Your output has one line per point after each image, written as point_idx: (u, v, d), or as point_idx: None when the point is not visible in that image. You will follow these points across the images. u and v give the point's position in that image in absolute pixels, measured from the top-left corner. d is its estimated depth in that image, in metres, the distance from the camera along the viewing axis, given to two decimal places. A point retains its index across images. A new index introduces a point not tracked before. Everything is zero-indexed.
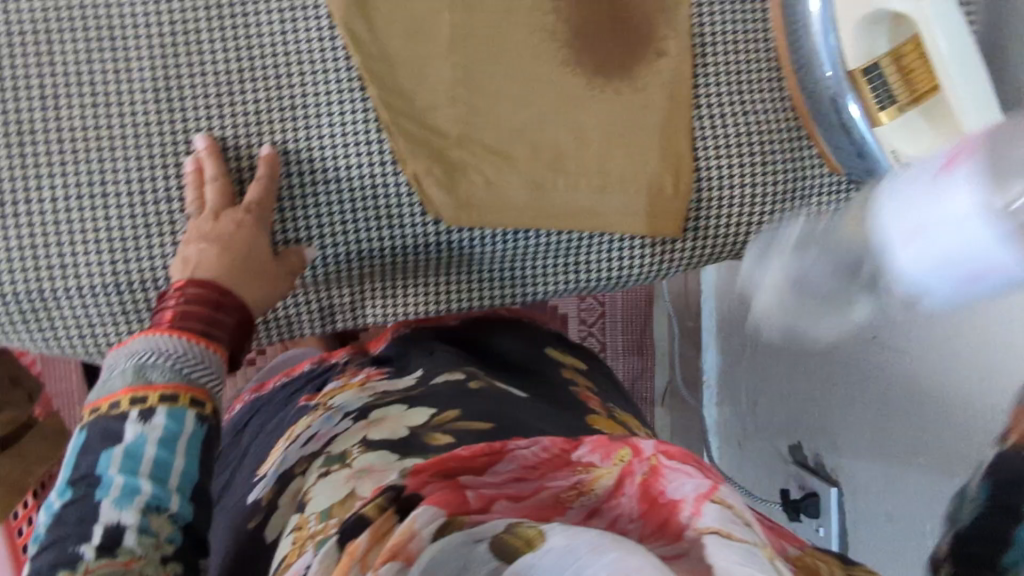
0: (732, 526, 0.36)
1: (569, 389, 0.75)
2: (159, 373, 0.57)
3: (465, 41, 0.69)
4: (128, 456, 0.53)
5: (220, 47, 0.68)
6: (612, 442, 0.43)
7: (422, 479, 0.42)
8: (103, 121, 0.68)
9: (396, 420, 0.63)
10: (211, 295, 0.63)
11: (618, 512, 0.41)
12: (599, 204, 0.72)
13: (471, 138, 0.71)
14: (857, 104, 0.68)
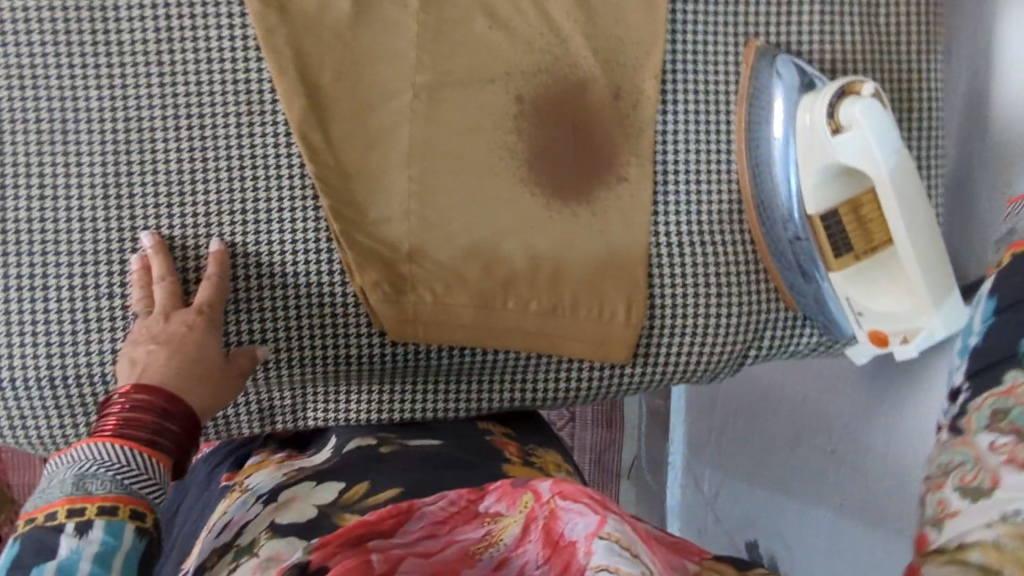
0: (619, 561, 0.38)
1: (486, 437, 0.72)
2: (100, 484, 0.52)
3: (424, 154, 0.69)
4: (60, 572, 0.48)
5: (175, 147, 0.67)
6: (516, 488, 0.45)
7: (330, 551, 0.41)
8: (50, 215, 0.66)
9: (305, 499, 0.59)
10: (159, 402, 0.57)
11: (524, 558, 0.43)
12: (549, 326, 0.71)
13: (422, 252, 0.69)
14: (811, 245, 0.71)
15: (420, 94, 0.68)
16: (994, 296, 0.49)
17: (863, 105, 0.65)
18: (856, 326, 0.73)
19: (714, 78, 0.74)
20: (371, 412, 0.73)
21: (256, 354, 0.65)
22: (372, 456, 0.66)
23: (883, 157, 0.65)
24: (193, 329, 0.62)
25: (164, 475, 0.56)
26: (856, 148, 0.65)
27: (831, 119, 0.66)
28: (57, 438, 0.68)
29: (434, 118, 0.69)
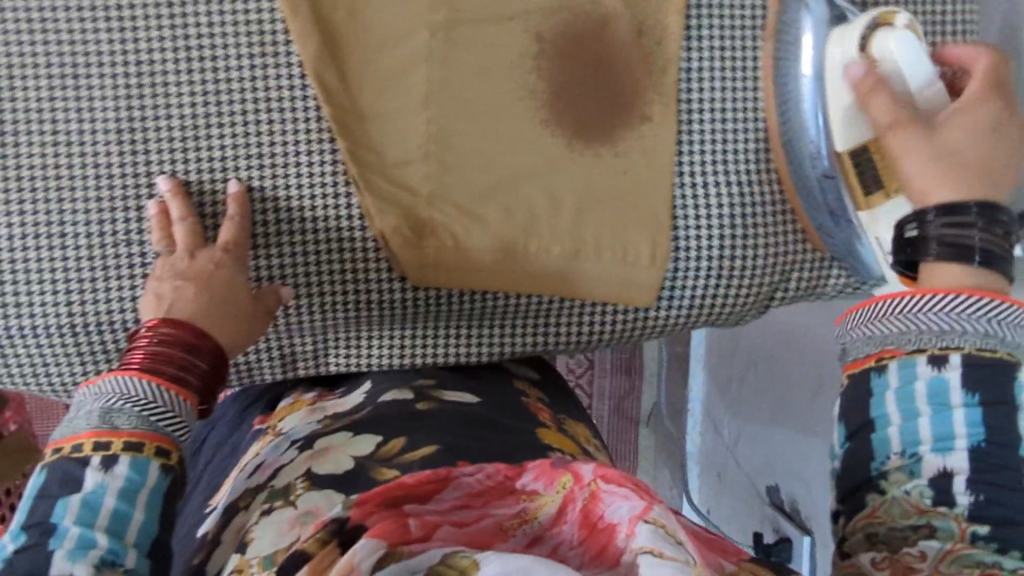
0: (662, 545, 0.39)
1: (519, 396, 0.72)
2: (127, 420, 0.51)
3: (442, 95, 0.67)
4: (85, 506, 0.48)
5: (188, 90, 0.66)
6: (555, 468, 0.44)
7: (368, 510, 0.43)
8: (63, 159, 0.65)
9: (340, 451, 0.59)
10: (187, 336, 0.57)
11: (559, 538, 0.44)
12: (571, 271, 0.70)
13: (441, 196, 0.68)
14: (839, 183, 0.67)
15: (438, 35, 0.66)
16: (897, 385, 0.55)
17: (896, 36, 0.60)
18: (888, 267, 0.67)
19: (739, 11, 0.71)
20: (393, 356, 0.73)
21: (281, 290, 0.64)
22: (404, 410, 0.65)
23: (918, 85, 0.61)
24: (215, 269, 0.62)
25: (192, 412, 0.54)
26: (888, 76, 0.61)
27: (864, 51, 0.62)
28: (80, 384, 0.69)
29: (453, 60, 0.67)
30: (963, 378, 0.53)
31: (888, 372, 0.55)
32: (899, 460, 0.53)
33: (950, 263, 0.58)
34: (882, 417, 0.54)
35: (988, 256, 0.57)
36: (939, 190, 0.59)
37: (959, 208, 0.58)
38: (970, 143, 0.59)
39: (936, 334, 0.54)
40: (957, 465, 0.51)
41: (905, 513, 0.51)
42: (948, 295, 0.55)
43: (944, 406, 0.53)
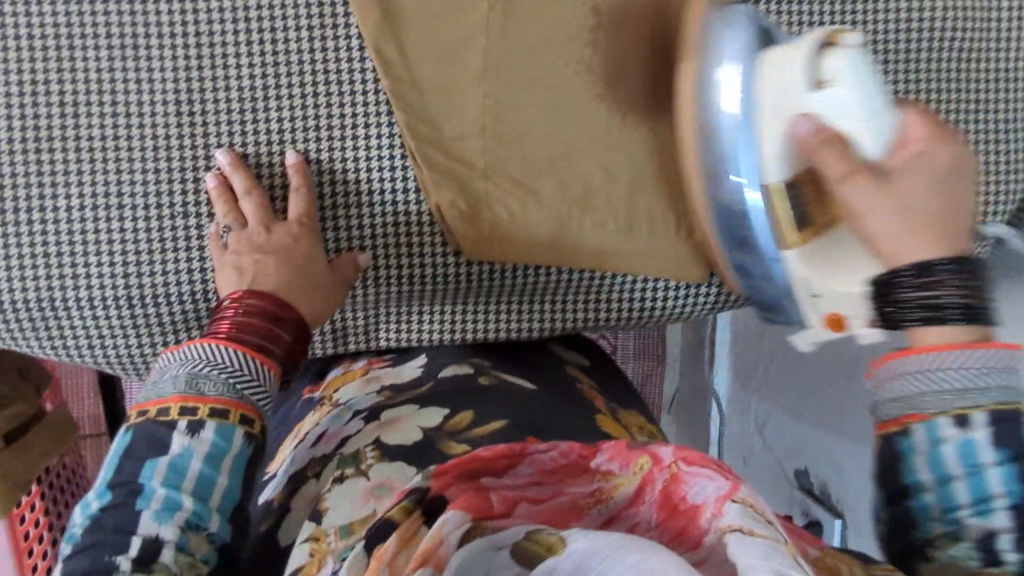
0: (753, 524, 0.37)
1: (575, 384, 0.72)
2: (213, 387, 0.53)
3: (498, 68, 0.66)
4: (172, 469, 0.50)
5: (247, 61, 0.66)
6: (632, 449, 0.43)
7: (447, 481, 0.42)
8: (122, 129, 0.66)
9: (407, 422, 0.58)
10: (270, 308, 0.59)
11: (638, 517, 0.43)
12: (624, 245, 0.70)
13: (496, 169, 0.68)
14: (766, 217, 0.60)
15: (496, 8, 0.65)
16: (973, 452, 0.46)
17: (845, 52, 0.52)
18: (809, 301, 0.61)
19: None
20: (444, 331, 0.74)
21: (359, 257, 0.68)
22: (460, 386, 0.65)
23: (863, 109, 0.49)
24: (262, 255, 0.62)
25: (274, 381, 0.57)
26: (828, 99, 0.51)
27: (808, 69, 0.52)
28: (137, 354, 0.70)
29: (511, 31, 0.65)
30: (992, 437, 0.46)
31: (914, 434, 0.48)
32: (944, 527, 0.46)
33: (930, 327, 0.49)
34: (944, 478, 0.47)
35: (973, 308, 0.48)
36: (914, 253, 0.50)
37: (920, 267, 0.49)
38: (925, 197, 0.50)
39: (965, 390, 0.47)
40: (1004, 526, 0.45)
41: None
42: (952, 352, 0.47)
43: (978, 466, 0.46)
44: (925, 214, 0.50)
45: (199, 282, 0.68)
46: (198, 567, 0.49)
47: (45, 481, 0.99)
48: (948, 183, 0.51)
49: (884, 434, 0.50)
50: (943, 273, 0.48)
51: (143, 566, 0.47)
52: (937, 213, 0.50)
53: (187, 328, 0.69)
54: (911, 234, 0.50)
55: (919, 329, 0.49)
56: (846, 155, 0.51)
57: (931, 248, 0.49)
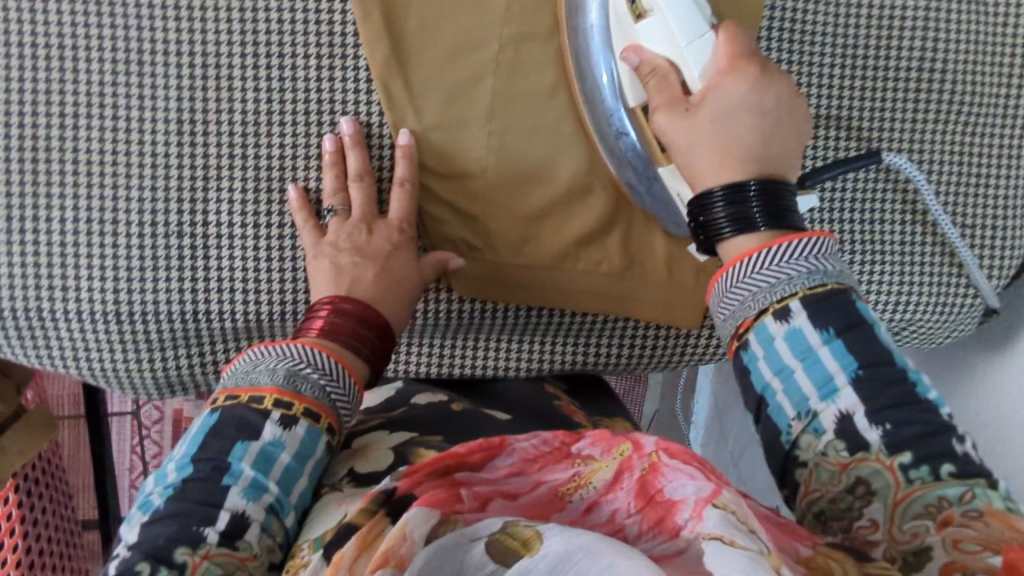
0: (735, 533, 0.34)
1: (553, 402, 0.72)
2: (310, 388, 0.53)
3: (505, 108, 0.66)
4: (262, 455, 0.49)
5: (252, 89, 0.66)
6: (614, 437, 0.42)
7: (416, 480, 0.41)
8: (121, 147, 0.65)
9: (378, 446, 0.57)
10: (354, 311, 0.60)
11: (615, 505, 0.41)
12: (620, 289, 0.71)
13: (497, 208, 0.68)
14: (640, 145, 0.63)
15: (508, 47, 0.65)
16: (806, 334, 0.47)
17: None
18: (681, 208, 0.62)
19: (813, 50, 0.70)
20: (435, 367, 0.74)
21: (449, 260, 0.67)
22: (447, 413, 0.65)
23: (685, 41, 0.56)
24: (335, 260, 0.63)
25: (359, 400, 0.57)
26: (653, 34, 0.57)
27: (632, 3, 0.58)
28: (120, 369, 0.70)
29: (520, 71, 0.66)
30: (812, 320, 0.47)
31: (751, 345, 0.49)
32: (800, 423, 0.46)
33: (741, 233, 0.51)
34: (785, 373, 0.47)
35: (774, 214, 0.51)
36: (712, 173, 0.53)
37: (732, 185, 0.52)
38: (729, 117, 0.54)
39: (774, 287, 0.48)
40: (850, 404, 0.45)
41: (834, 475, 0.44)
42: (755, 255, 0.50)
43: (808, 351, 0.47)
44: (733, 140, 0.53)
45: (188, 301, 0.68)
46: (275, 554, 0.47)
47: (19, 474, 1.00)
48: (756, 107, 0.54)
49: (731, 357, 0.51)
50: (754, 195, 0.51)
51: (228, 542, 0.45)
52: (747, 134, 0.53)
53: (175, 347, 0.70)
54: (716, 151, 0.53)
55: (730, 237, 0.52)
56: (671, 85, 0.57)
57: (732, 171, 0.53)
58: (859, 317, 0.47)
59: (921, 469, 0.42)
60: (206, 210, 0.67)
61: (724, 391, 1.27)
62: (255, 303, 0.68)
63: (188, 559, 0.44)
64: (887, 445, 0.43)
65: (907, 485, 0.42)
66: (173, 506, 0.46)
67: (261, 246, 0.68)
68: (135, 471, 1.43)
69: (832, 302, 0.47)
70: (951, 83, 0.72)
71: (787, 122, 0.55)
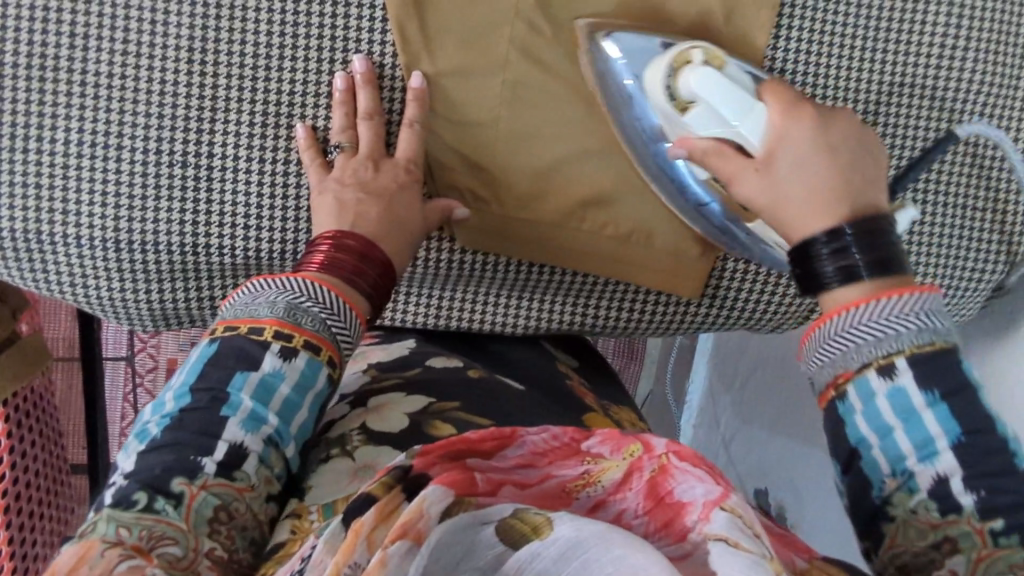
0: (739, 535, 0.34)
1: (565, 382, 0.72)
2: (310, 321, 0.53)
3: (523, 60, 0.65)
4: (262, 385, 0.49)
5: (265, 18, 0.64)
6: (625, 436, 0.41)
7: (430, 460, 0.39)
8: (130, 70, 0.64)
9: (394, 408, 0.57)
10: (356, 246, 0.59)
11: (623, 505, 0.40)
12: (622, 253, 0.71)
13: (506, 161, 0.67)
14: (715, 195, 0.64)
15: None
16: (915, 390, 0.45)
17: (696, 73, 0.59)
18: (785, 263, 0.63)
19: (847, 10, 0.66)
20: (433, 319, 0.75)
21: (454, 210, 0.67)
22: (461, 377, 0.65)
23: (732, 117, 0.57)
24: (340, 197, 0.62)
25: (360, 335, 0.57)
26: (702, 120, 0.59)
27: (672, 98, 0.60)
28: (117, 297, 0.69)
29: (539, 24, 0.64)
30: (918, 380, 0.45)
31: (849, 395, 0.47)
32: (894, 481, 0.44)
33: (847, 285, 0.50)
34: (882, 428, 0.45)
35: (879, 261, 0.50)
36: (814, 221, 0.53)
37: (831, 230, 0.52)
38: (800, 167, 0.55)
39: (880, 341, 0.46)
40: (950, 468, 0.43)
41: (920, 529, 0.43)
42: (857, 307, 0.48)
43: (911, 411, 0.45)
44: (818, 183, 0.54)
45: (191, 236, 0.67)
46: (272, 485, 0.48)
47: (10, 404, 1.00)
48: (833, 138, 0.56)
49: (825, 405, 0.49)
50: (853, 243, 0.51)
51: (226, 472, 0.45)
52: (830, 171, 0.54)
53: (173, 280, 0.69)
54: (810, 199, 0.54)
55: (834, 289, 0.51)
56: (732, 157, 0.57)
57: (824, 209, 0.53)
58: (963, 380, 0.45)
59: (1012, 536, 0.41)
60: (212, 142, 0.66)
61: (722, 373, 1.26)
62: (257, 241, 0.68)
63: (185, 489, 0.44)
64: (979, 509, 0.42)
65: (992, 545, 0.41)
66: (174, 438, 0.46)
67: (265, 182, 0.67)
68: (126, 417, 1.43)
69: (938, 361, 0.45)
70: (990, 51, 0.68)
71: (865, 147, 0.56)
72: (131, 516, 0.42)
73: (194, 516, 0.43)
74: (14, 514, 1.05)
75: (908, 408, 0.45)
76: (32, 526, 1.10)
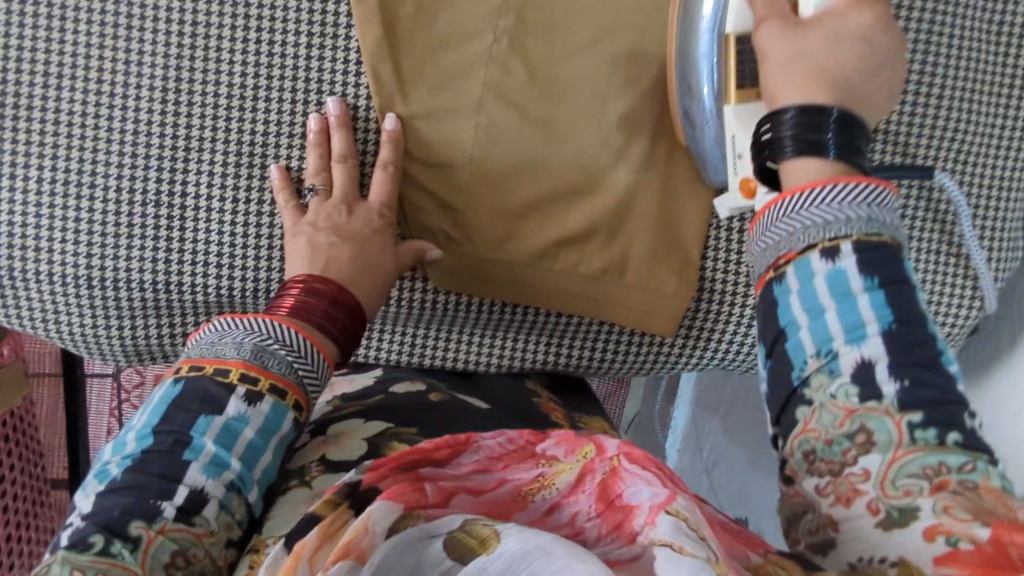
0: (684, 540, 0.34)
1: (534, 400, 0.72)
2: (277, 363, 0.53)
3: (497, 101, 0.65)
4: (226, 430, 0.49)
5: (241, 61, 0.65)
6: (578, 437, 0.42)
7: (381, 473, 0.40)
8: (104, 110, 0.65)
9: (354, 434, 0.56)
10: (327, 292, 0.59)
11: (576, 508, 0.41)
12: (596, 293, 0.70)
13: (480, 201, 0.67)
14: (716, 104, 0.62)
15: (502, 41, 0.65)
16: (856, 276, 0.43)
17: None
18: (732, 175, 0.62)
19: None
20: (405, 356, 0.75)
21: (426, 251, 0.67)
22: (428, 403, 0.64)
23: None
24: (313, 240, 0.62)
25: (329, 379, 0.57)
26: None
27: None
28: (90, 334, 0.69)
29: (512, 68, 0.65)
30: (860, 265, 0.43)
31: (787, 277, 0.45)
32: (817, 361, 0.43)
33: (807, 156, 0.48)
34: (814, 308, 0.43)
35: (850, 147, 0.48)
36: (790, 91, 0.51)
37: (811, 108, 0.49)
38: (834, 47, 0.51)
39: (828, 225, 0.44)
40: (875, 353, 0.41)
41: (835, 417, 0.41)
42: (816, 189, 0.45)
43: (847, 295, 0.43)
44: (826, 56, 0.50)
45: (162, 272, 0.67)
46: (233, 531, 0.47)
47: None
48: (868, 41, 0.52)
49: (762, 285, 0.47)
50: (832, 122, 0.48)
51: (185, 516, 0.45)
52: (847, 59, 0.51)
53: (145, 315, 0.69)
54: (807, 70, 0.50)
55: (793, 157, 0.48)
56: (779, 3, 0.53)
57: (814, 86, 0.50)
58: (904, 276, 0.44)
59: (929, 429, 0.39)
60: (184, 179, 0.66)
61: (704, 395, 1.27)
62: (230, 279, 0.68)
63: (143, 532, 0.43)
64: (900, 400, 0.40)
65: (909, 444, 0.39)
66: (130, 476, 0.46)
67: (239, 221, 0.67)
68: (111, 434, 1.43)
69: (882, 252, 0.43)
70: (962, 92, 0.70)
71: (888, 65, 0.52)
72: (87, 559, 0.41)
73: (150, 560, 0.42)
74: None
75: (841, 290, 0.43)
76: (12, 548, 1.10)
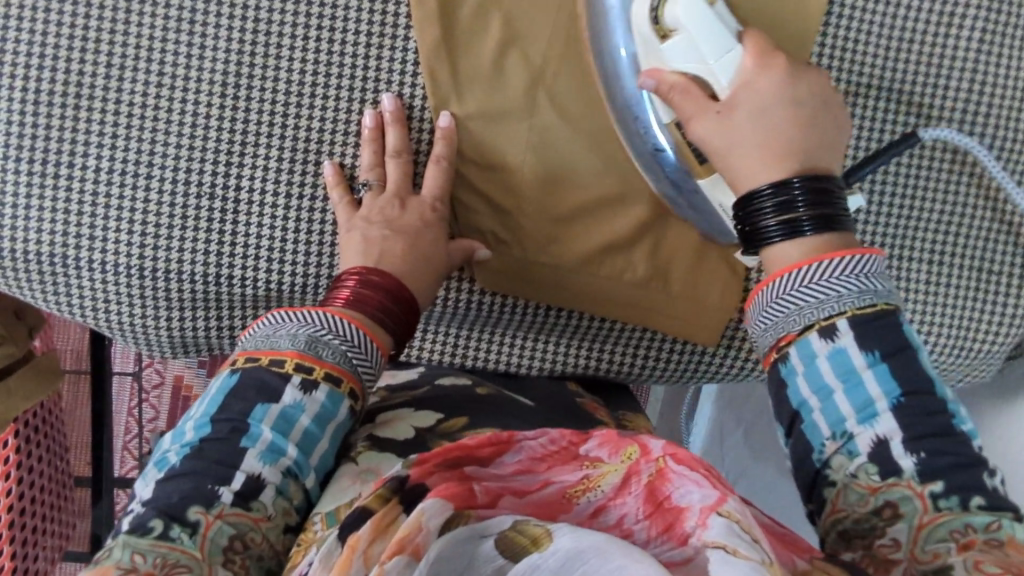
0: (738, 542, 0.34)
1: (576, 398, 0.71)
2: (331, 352, 0.53)
3: (549, 106, 0.66)
4: (283, 417, 0.49)
5: (298, 57, 0.66)
6: (622, 438, 0.41)
7: (426, 469, 0.40)
8: (164, 103, 0.65)
9: (402, 422, 0.57)
10: (381, 284, 0.59)
11: (623, 510, 0.39)
12: (641, 300, 0.71)
13: (529, 203, 0.68)
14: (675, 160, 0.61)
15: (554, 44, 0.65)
16: (865, 354, 0.46)
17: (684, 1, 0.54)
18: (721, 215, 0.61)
19: (878, 58, 0.68)
20: (448, 356, 0.75)
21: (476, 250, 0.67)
22: (471, 396, 0.64)
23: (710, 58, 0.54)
24: (366, 234, 0.63)
25: (382, 369, 0.57)
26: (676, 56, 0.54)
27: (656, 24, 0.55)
28: (137, 324, 0.70)
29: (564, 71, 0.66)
30: (859, 342, 0.46)
31: (791, 358, 0.48)
32: (834, 444, 0.46)
33: (788, 241, 0.51)
34: (822, 388, 0.47)
35: (823, 219, 0.50)
36: (761, 168, 0.52)
37: (777, 184, 0.51)
38: (766, 116, 0.53)
39: (822, 304, 0.48)
40: (889, 430, 0.44)
41: (863, 496, 0.43)
42: (802, 267, 0.49)
43: (851, 373, 0.46)
44: (758, 136, 0.53)
45: (214, 264, 0.68)
46: (290, 517, 0.47)
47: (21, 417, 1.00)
48: (790, 98, 0.54)
49: (771, 367, 0.50)
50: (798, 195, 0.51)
51: (243, 502, 0.45)
52: (793, 125, 0.53)
53: (192, 308, 0.70)
54: (758, 151, 0.53)
55: (777, 244, 0.51)
56: (696, 97, 0.55)
57: (775, 161, 0.52)
58: (909, 341, 0.47)
59: (951, 497, 0.41)
60: (238, 173, 0.67)
61: None
62: (280, 273, 0.69)
63: (200, 517, 0.43)
64: (919, 473, 0.42)
65: (934, 510, 0.41)
66: (191, 465, 0.46)
67: (291, 216, 0.68)
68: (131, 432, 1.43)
69: (881, 323, 0.47)
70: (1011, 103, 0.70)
71: (824, 102, 0.55)
72: (148, 542, 0.42)
73: (208, 545, 0.42)
74: (18, 529, 1.04)
75: (842, 368, 0.46)
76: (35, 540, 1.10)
